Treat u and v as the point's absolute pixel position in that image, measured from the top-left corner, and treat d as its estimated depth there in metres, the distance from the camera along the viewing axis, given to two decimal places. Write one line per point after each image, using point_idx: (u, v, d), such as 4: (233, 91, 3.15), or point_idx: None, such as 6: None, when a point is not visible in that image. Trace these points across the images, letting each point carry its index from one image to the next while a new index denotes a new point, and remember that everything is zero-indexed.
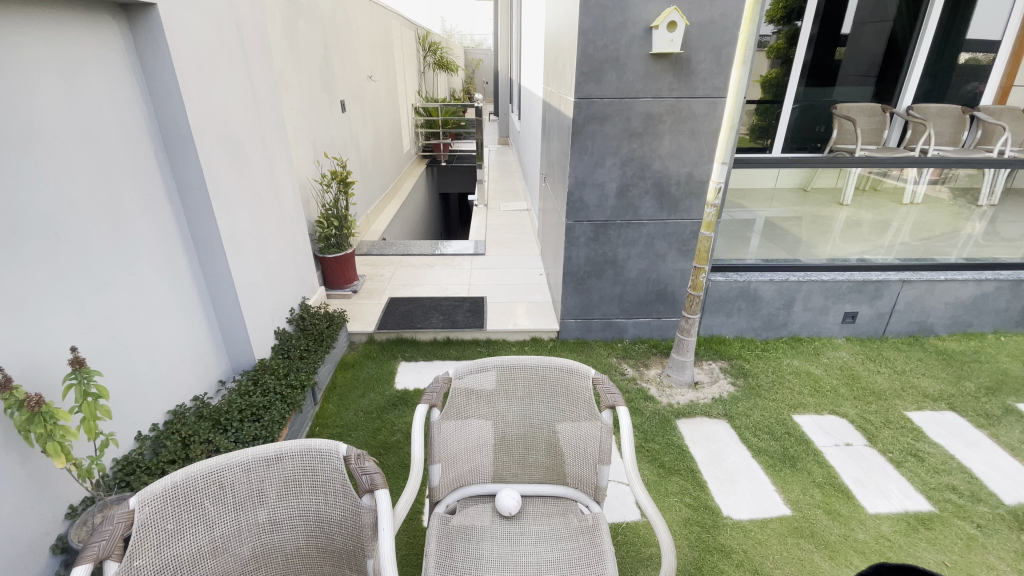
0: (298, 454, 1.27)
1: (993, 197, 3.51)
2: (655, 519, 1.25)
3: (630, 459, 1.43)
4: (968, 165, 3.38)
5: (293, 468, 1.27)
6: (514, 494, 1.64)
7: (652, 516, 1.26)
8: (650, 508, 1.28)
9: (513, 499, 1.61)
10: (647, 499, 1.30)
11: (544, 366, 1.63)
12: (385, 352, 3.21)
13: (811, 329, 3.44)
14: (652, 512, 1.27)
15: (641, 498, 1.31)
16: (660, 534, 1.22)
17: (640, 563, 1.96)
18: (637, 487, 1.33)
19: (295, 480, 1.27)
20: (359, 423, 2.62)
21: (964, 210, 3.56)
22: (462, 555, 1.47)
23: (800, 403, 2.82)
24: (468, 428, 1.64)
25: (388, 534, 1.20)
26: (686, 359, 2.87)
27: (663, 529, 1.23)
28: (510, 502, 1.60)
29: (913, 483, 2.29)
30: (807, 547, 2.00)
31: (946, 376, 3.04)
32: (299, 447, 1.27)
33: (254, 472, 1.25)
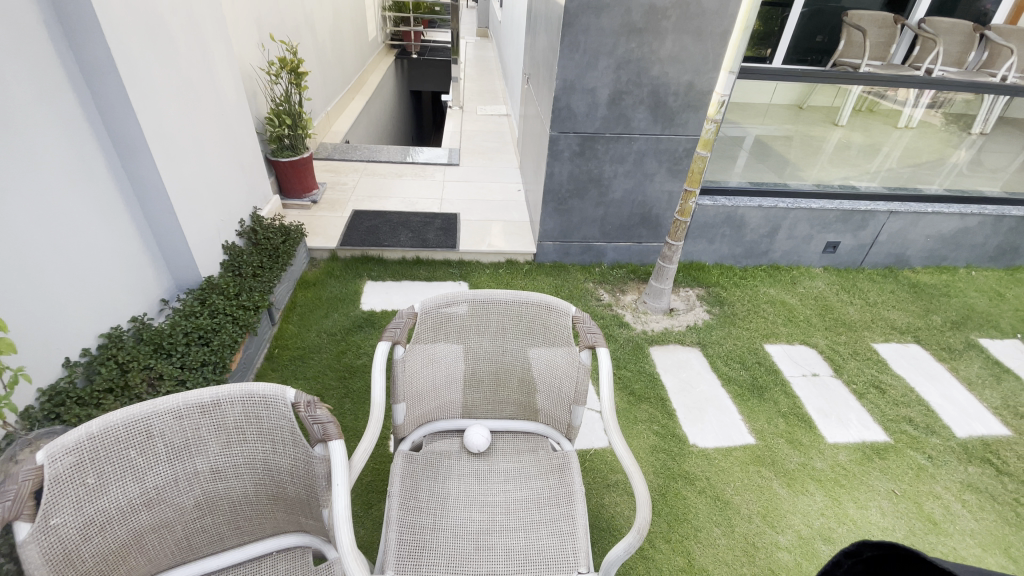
0: (239, 401, 1.12)
1: (986, 124, 3.38)
2: (632, 471, 1.17)
3: (606, 402, 1.31)
4: (968, 91, 3.16)
5: (235, 415, 1.13)
6: (484, 432, 1.56)
7: (628, 468, 1.17)
8: (626, 459, 1.19)
9: (483, 437, 1.53)
10: (625, 449, 1.21)
11: (520, 303, 1.48)
12: (349, 270, 2.99)
13: (792, 258, 3.36)
14: (627, 462, 1.18)
15: (617, 446, 1.22)
16: (636, 486, 1.14)
17: (606, 488, 1.98)
18: (614, 435, 1.23)
19: (237, 428, 1.14)
20: (322, 344, 2.50)
21: (954, 136, 3.42)
22: (428, 493, 1.41)
23: (773, 332, 2.81)
24: (435, 366, 1.50)
25: (343, 490, 1.10)
26: (664, 287, 2.78)
27: (639, 480, 1.15)
28: (480, 441, 1.53)
29: (873, 414, 2.36)
30: (766, 475, 2.05)
31: (915, 309, 3.08)
32: (239, 394, 1.12)
33: (189, 419, 1.10)
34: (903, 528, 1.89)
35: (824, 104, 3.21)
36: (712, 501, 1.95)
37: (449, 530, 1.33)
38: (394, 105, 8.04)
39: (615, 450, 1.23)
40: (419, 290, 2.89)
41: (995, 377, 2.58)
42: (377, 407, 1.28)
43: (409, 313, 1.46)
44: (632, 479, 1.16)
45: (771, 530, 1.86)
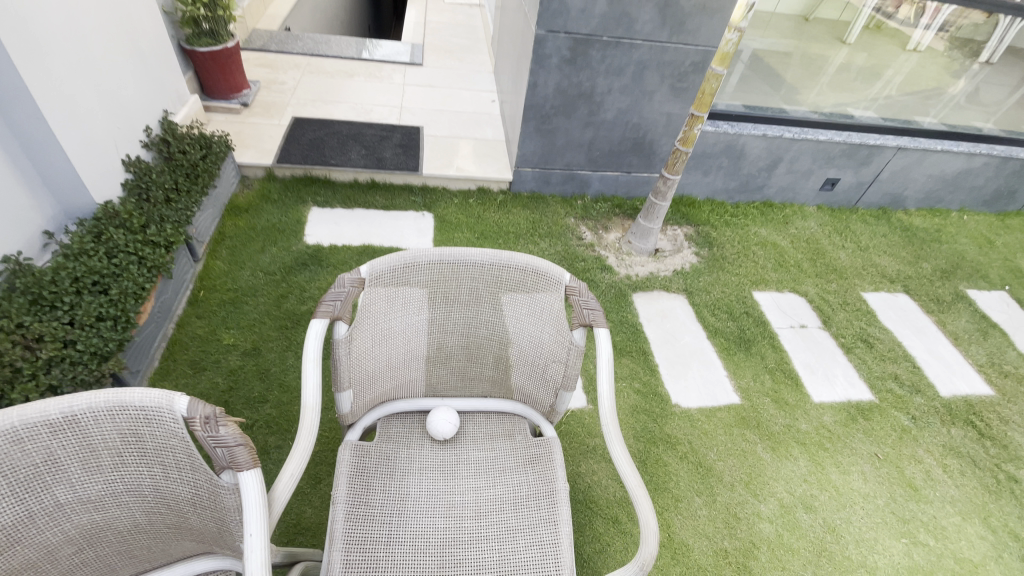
0: (109, 415, 0.80)
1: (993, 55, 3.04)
2: (637, 494, 0.94)
3: (605, 400, 1.05)
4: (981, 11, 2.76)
5: (105, 432, 0.81)
6: (452, 417, 1.29)
7: (632, 489, 0.94)
8: (630, 476, 0.96)
9: (450, 423, 1.27)
10: (628, 464, 0.97)
11: (500, 266, 1.16)
12: (290, 194, 2.55)
13: (787, 195, 3.08)
14: (630, 480, 0.96)
15: (618, 458, 0.98)
16: (642, 514, 0.91)
17: (583, 455, 1.80)
18: (615, 446, 0.99)
19: (111, 447, 0.82)
20: (259, 286, 2.14)
21: (956, 63, 3.09)
22: (383, 497, 1.15)
23: (763, 278, 2.59)
24: (390, 342, 1.18)
25: (259, 540, 0.80)
26: (654, 226, 2.47)
27: (647, 506, 0.92)
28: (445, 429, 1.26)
29: (859, 371, 2.26)
30: (751, 439, 1.93)
31: (905, 255, 2.94)
32: (108, 406, 0.80)
33: (35, 441, 0.78)
34: (884, 494, 1.85)
35: (830, 18, 2.82)
36: (695, 467, 1.82)
37: (409, 541, 1.10)
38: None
39: (615, 462, 1.00)
40: (376, 220, 2.49)
41: (982, 332, 2.53)
42: (310, 409, 0.96)
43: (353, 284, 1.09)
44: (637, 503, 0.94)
45: (755, 499, 1.76)
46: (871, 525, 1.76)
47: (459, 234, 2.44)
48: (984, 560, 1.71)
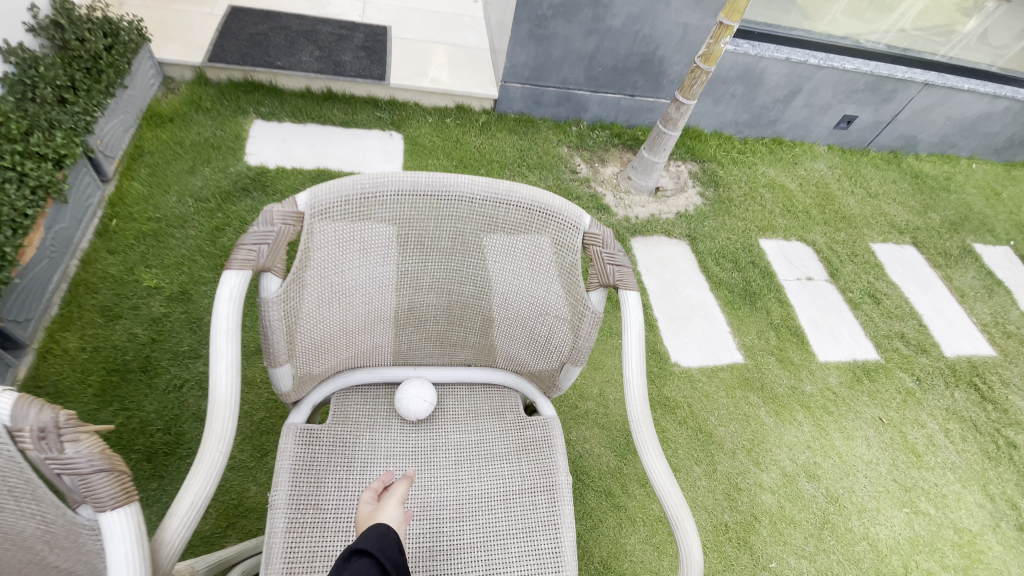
0: None
1: None
2: (679, 518, 0.75)
3: (636, 395, 0.83)
4: None
5: None
6: (430, 391, 1.01)
7: (672, 510, 0.76)
8: (669, 495, 0.77)
9: (427, 401, 0.99)
10: (667, 478, 0.78)
11: (494, 203, 0.84)
12: (226, 101, 2.09)
13: (799, 132, 2.79)
14: (670, 500, 0.77)
15: (655, 472, 0.78)
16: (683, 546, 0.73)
17: (574, 421, 1.60)
18: (652, 455, 0.79)
19: None
20: (188, 215, 1.76)
21: None
22: (338, 498, 0.88)
23: (770, 224, 2.36)
24: (342, 300, 0.88)
25: None
26: (658, 160, 2.16)
27: (692, 535, 0.74)
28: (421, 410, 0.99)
29: (865, 329, 2.10)
30: (754, 402, 1.77)
31: (914, 204, 2.75)
32: None
33: None
34: (886, 461, 1.74)
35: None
36: (695, 434, 1.65)
37: None
38: None
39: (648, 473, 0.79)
40: (333, 140, 2.08)
41: (987, 290, 2.41)
42: (227, 405, 0.68)
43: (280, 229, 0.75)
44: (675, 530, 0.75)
45: (756, 468, 1.62)
46: (874, 495, 1.65)
47: (433, 160, 2.07)
48: (982, 530, 1.64)
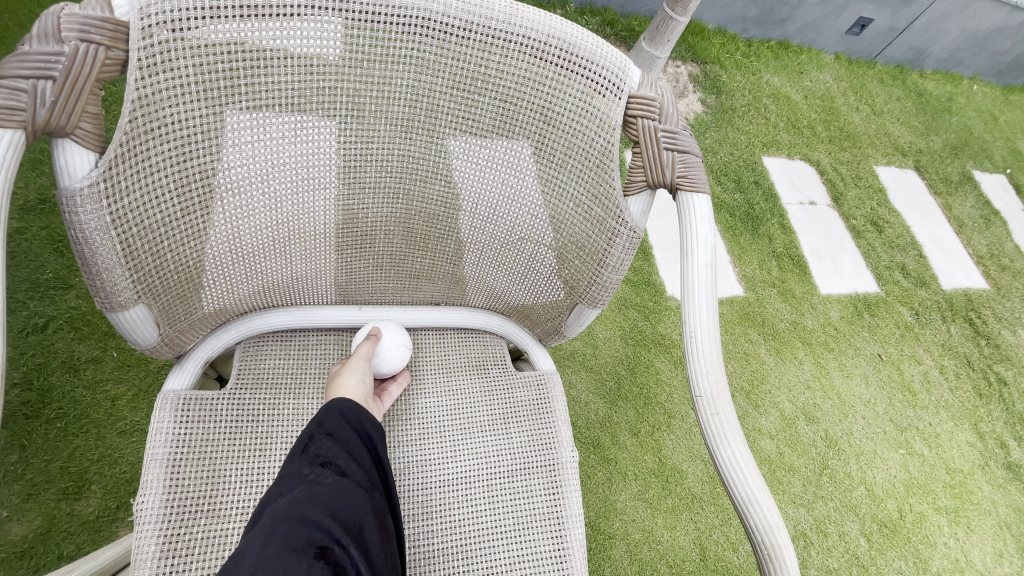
0: None
1: None
2: (774, 542, 0.51)
3: (709, 357, 0.55)
4: None
5: None
6: (403, 338, 0.72)
7: (763, 532, 0.51)
8: (758, 507, 0.52)
9: (399, 356, 0.71)
10: (753, 480, 0.52)
11: (481, 40, 0.50)
12: None
13: (807, 36, 2.45)
14: (763, 518, 0.51)
15: (739, 475, 0.52)
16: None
17: (558, 363, 1.36)
18: (732, 445, 0.53)
19: None
20: None
21: None
22: (245, 499, 0.59)
23: (774, 141, 2.08)
24: (231, 201, 0.55)
25: None
26: (660, 56, 1.79)
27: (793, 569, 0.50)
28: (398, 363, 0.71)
29: (867, 259, 1.94)
30: (754, 339, 1.59)
31: (917, 125, 2.54)
32: None
33: None
34: (884, 400, 1.63)
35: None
36: None
37: None
38: None
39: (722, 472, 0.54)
40: None
41: (984, 220, 2.29)
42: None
43: (74, 49, 0.39)
44: (764, 561, 0.51)
45: (755, 412, 1.46)
46: (871, 437, 1.54)
47: None
48: (973, 469, 1.58)
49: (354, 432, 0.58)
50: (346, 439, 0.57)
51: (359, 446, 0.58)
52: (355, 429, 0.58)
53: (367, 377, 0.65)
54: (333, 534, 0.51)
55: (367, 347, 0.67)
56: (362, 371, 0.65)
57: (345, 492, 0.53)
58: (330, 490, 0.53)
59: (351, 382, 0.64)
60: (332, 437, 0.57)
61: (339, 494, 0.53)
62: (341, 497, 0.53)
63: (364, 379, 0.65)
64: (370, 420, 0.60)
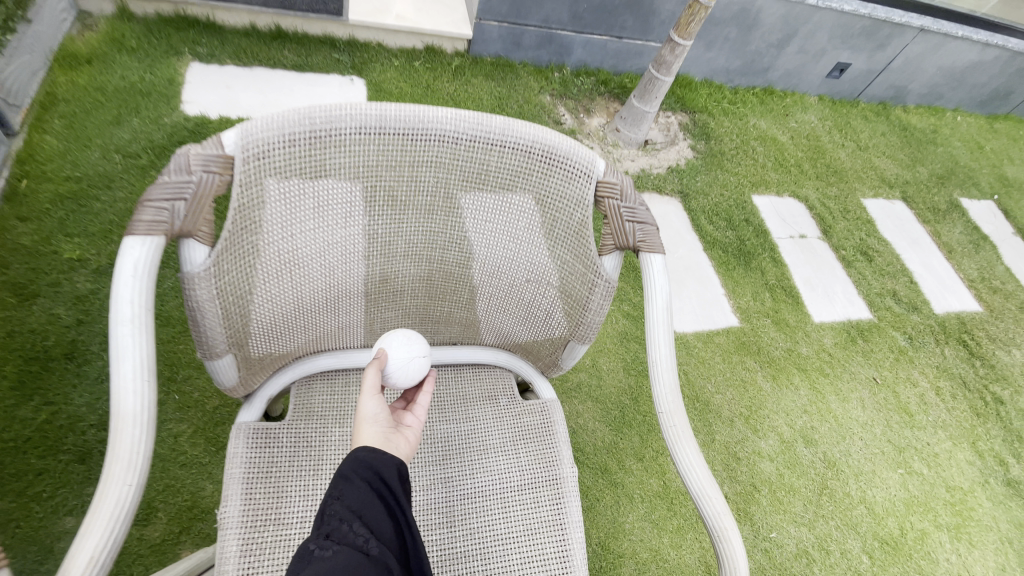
0: None
1: None
2: (723, 527, 0.63)
3: (667, 382, 0.69)
4: None
5: None
6: None
7: (713, 519, 0.64)
8: (710, 501, 0.64)
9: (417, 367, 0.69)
10: (706, 479, 0.65)
11: (483, 147, 0.67)
12: (156, 41, 1.79)
13: (790, 81, 2.64)
14: (714, 508, 0.64)
15: (694, 475, 0.65)
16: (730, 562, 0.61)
17: (566, 394, 1.48)
18: (688, 453, 0.66)
19: None
20: (114, 175, 1.50)
21: None
22: (304, 511, 0.73)
23: (763, 180, 2.23)
24: (295, 274, 0.70)
25: None
26: (649, 110, 1.98)
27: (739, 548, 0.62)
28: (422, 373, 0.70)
29: (858, 287, 2.04)
30: (751, 366, 1.69)
31: (902, 158, 2.68)
32: None
33: None
34: (881, 422, 1.71)
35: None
36: (691, 403, 1.56)
37: None
38: None
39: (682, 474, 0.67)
40: (285, 84, 1.82)
41: (973, 245, 2.39)
42: (135, 423, 0.52)
43: (200, 178, 0.56)
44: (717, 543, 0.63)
45: (754, 436, 1.55)
46: (870, 457, 1.62)
47: None
48: (973, 487, 1.63)
49: (363, 496, 0.58)
50: (354, 504, 0.57)
51: (367, 508, 0.57)
52: (364, 492, 0.58)
53: (380, 417, 0.64)
54: None
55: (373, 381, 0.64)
56: (374, 412, 0.64)
57: (348, 561, 0.52)
58: (333, 562, 0.52)
59: (367, 427, 0.63)
60: (340, 500, 0.57)
61: (342, 566, 0.52)
62: (344, 569, 0.52)
63: (378, 422, 0.63)
64: (380, 481, 0.59)
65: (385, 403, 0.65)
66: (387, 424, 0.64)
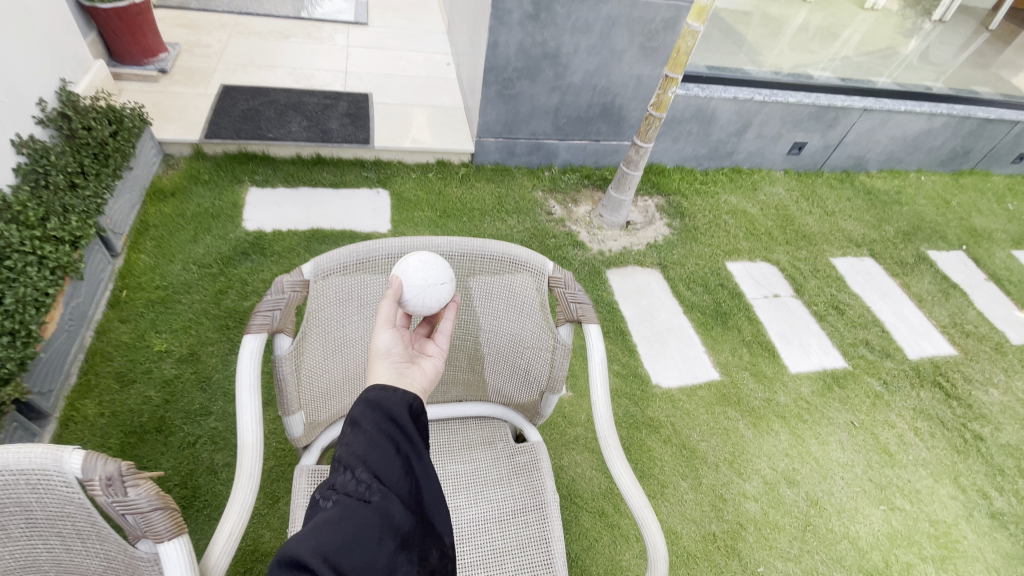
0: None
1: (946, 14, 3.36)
2: (643, 517, 0.89)
3: (602, 415, 0.99)
4: None
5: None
6: (418, 280, 0.87)
7: (637, 510, 0.90)
8: (635, 498, 0.91)
9: (424, 288, 0.87)
10: (631, 482, 0.93)
11: (470, 259, 0.99)
12: (223, 174, 2.26)
13: (754, 161, 3.02)
14: (637, 504, 0.91)
15: (621, 480, 0.93)
16: (650, 545, 0.87)
17: (565, 447, 1.71)
18: (617, 464, 0.94)
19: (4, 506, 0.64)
20: (192, 281, 1.88)
21: (907, 21, 3.35)
22: None
23: (735, 248, 2.53)
24: (345, 352, 1.01)
25: None
26: (625, 198, 2.34)
27: (655, 530, 0.88)
28: (437, 297, 0.89)
29: (832, 339, 2.25)
30: (732, 416, 1.89)
31: (869, 219, 2.96)
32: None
33: None
34: (861, 462, 1.86)
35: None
36: (678, 451, 1.76)
37: None
38: None
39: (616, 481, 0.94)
40: (324, 200, 2.25)
41: (943, 293, 2.59)
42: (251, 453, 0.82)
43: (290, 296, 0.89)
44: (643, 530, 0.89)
45: (739, 479, 1.73)
46: (852, 496, 1.75)
47: (419, 213, 2.25)
48: (957, 520, 1.74)
49: (367, 449, 0.67)
50: (359, 455, 0.67)
51: (369, 461, 0.67)
52: (367, 448, 0.67)
53: (392, 351, 0.82)
54: (331, 551, 0.56)
55: (385, 310, 0.82)
56: (385, 348, 0.81)
57: (350, 506, 0.62)
58: (337, 507, 0.61)
59: (380, 364, 0.80)
60: (347, 451, 0.67)
61: (344, 510, 0.61)
62: (344, 511, 0.61)
63: (389, 356, 0.81)
64: (382, 436, 0.69)
65: (394, 339, 0.82)
66: (397, 358, 0.82)
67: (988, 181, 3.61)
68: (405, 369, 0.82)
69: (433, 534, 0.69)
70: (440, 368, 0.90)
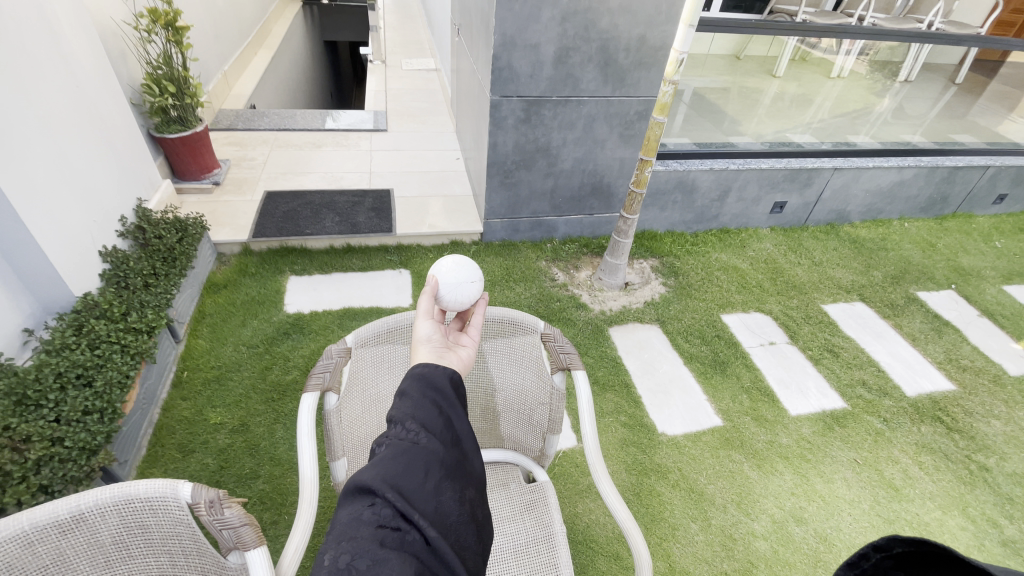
0: (126, 505, 0.83)
1: (911, 73, 3.45)
2: (629, 529, 1.06)
3: (591, 446, 1.18)
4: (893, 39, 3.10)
5: (128, 517, 0.84)
6: (449, 280, 1.11)
7: (623, 523, 1.07)
8: (622, 513, 1.08)
9: (457, 284, 1.12)
10: (618, 501, 1.10)
11: None
12: (267, 266, 2.61)
13: (740, 221, 3.31)
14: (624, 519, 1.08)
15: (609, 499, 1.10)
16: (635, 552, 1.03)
17: (579, 495, 1.84)
18: (605, 485, 1.12)
19: (130, 528, 0.85)
20: (242, 360, 2.15)
21: (878, 84, 3.43)
22: None
23: (728, 301, 2.73)
24: (378, 407, 1.23)
25: None
26: (620, 262, 2.59)
27: (639, 541, 1.04)
28: (467, 292, 1.14)
29: (829, 381, 2.38)
30: (737, 459, 2.00)
31: (857, 266, 3.14)
32: (124, 499, 0.83)
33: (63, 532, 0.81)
34: (868, 497, 1.93)
35: (759, 54, 3.01)
36: (686, 494, 1.87)
37: None
38: (297, 72, 7.27)
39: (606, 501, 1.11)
40: (354, 282, 2.57)
41: (936, 331, 2.71)
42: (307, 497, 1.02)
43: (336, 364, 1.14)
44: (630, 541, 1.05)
45: (747, 519, 1.81)
46: (861, 531, 1.82)
47: None
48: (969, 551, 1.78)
49: (413, 407, 0.79)
50: (407, 412, 0.78)
51: (415, 415, 0.78)
52: (413, 406, 0.79)
53: (432, 338, 0.94)
54: (388, 481, 0.67)
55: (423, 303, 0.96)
56: (426, 334, 0.94)
57: (402, 448, 0.73)
58: (391, 449, 0.72)
59: (421, 348, 0.93)
60: (398, 409, 0.79)
61: (398, 451, 0.72)
62: (397, 451, 0.72)
63: (430, 341, 0.93)
64: (425, 397, 0.81)
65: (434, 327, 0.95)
66: (437, 343, 0.94)
67: (973, 222, 3.80)
68: (443, 353, 0.94)
69: (473, 476, 0.78)
70: (474, 357, 1.00)
